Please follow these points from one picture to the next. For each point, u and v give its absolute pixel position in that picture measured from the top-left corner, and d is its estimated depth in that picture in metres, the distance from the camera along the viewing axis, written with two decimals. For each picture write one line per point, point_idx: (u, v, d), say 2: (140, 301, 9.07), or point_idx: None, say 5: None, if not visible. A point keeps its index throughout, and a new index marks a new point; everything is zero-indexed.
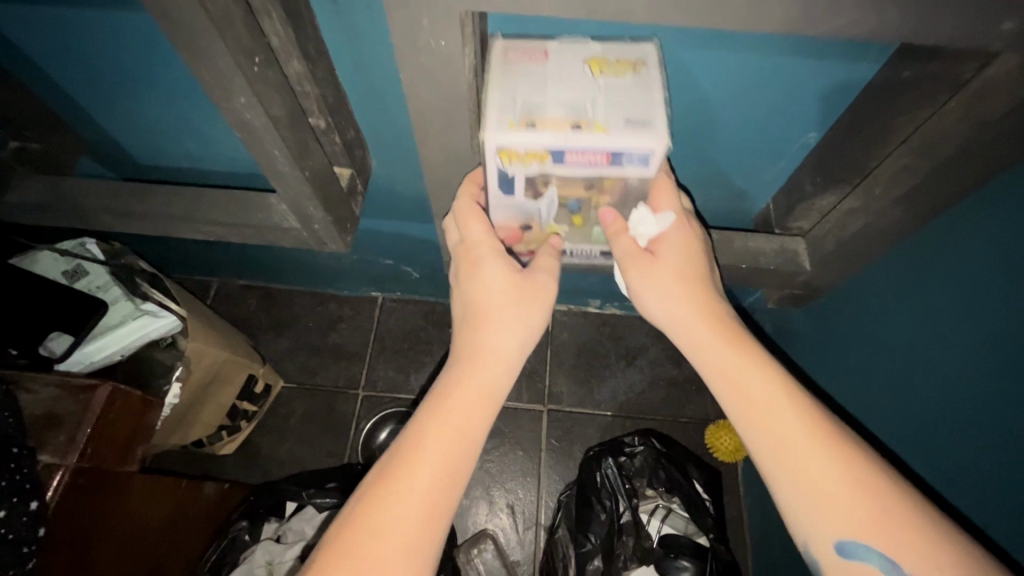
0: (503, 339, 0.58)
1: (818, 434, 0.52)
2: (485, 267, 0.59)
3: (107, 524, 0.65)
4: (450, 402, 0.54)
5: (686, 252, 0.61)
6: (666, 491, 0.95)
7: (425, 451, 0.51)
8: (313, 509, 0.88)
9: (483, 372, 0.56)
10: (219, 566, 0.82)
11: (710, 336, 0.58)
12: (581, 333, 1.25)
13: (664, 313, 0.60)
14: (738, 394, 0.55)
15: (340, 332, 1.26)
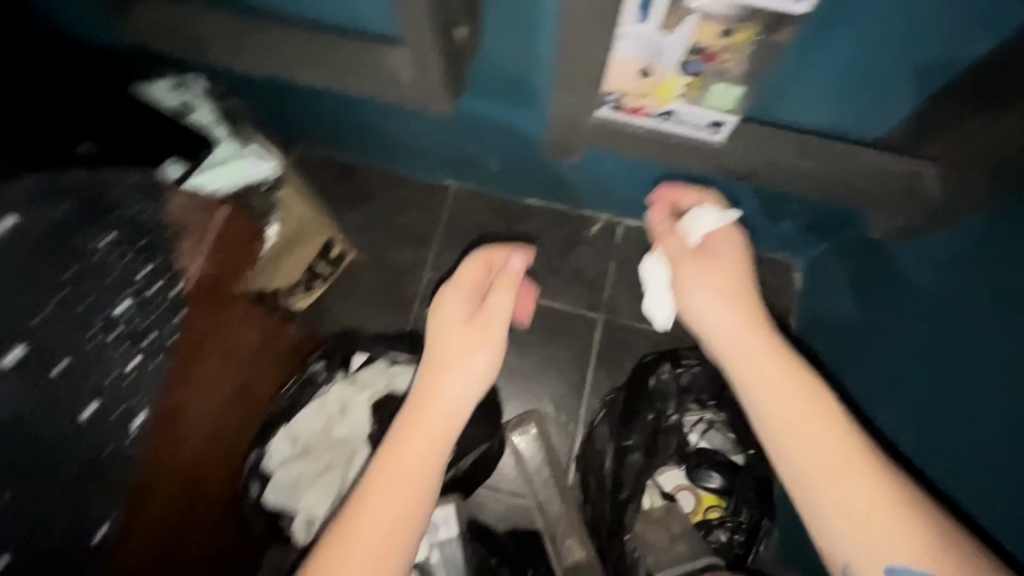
0: (450, 404, 0.72)
1: (833, 423, 0.66)
2: (445, 303, 0.78)
3: (220, 339, 0.72)
4: (413, 455, 0.68)
5: (733, 259, 0.78)
6: (716, 407, 0.97)
7: (408, 453, 0.68)
8: (384, 362, 0.95)
9: (455, 385, 0.73)
10: (297, 398, 0.91)
11: (763, 344, 0.72)
12: (649, 250, 1.24)
13: (705, 313, 0.76)
14: (774, 390, 0.69)
15: (412, 213, 1.28)
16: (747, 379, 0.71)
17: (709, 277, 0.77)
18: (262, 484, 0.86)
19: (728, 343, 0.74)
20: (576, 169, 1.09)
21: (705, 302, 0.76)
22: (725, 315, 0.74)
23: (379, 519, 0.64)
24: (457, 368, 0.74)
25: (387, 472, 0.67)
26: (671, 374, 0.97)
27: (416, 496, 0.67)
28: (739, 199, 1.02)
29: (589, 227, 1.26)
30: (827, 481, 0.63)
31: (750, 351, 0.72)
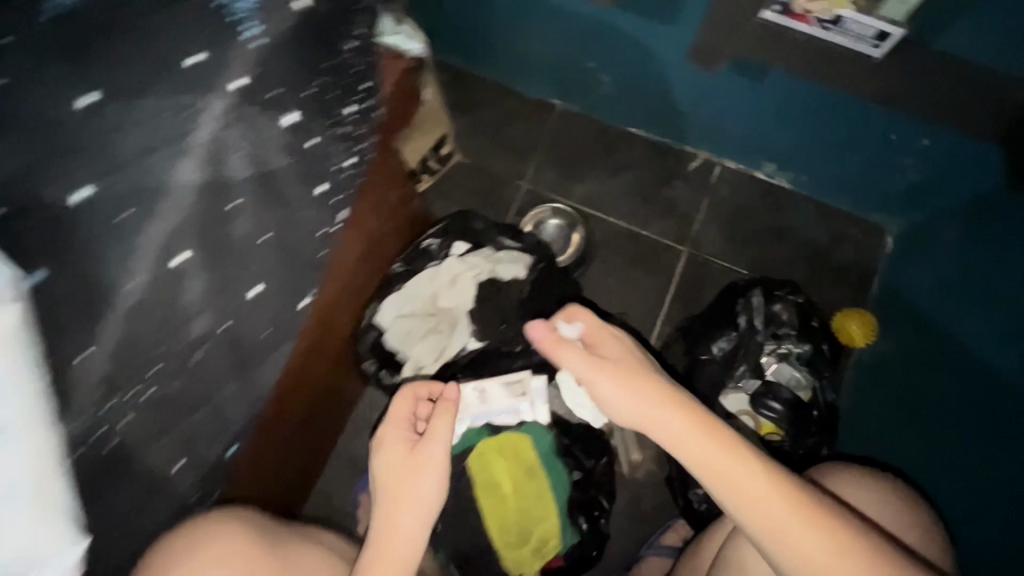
0: (416, 519, 0.68)
1: (761, 463, 0.61)
2: (387, 447, 0.73)
3: (380, 185, 0.81)
4: (398, 536, 0.67)
5: (621, 358, 0.70)
6: (801, 339, 1.01)
7: (387, 555, 0.66)
8: (493, 249, 1.04)
9: (410, 519, 0.68)
10: (413, 264, 1.00)
11: (654, 387, 0.66)
12: (742, 193, 1.27)
13: (655, 430, 0.64)
14: (704, 461, 0.62)
15: (517, 127, 1.34)
16: (681, 444, 0.63)
17: (613, 381, 0.67)
18: (377, 333, 0.96)
19: (666, 431, 0.64)
20: (692, 96, 1.12)
21: (610, 386, 0.67)
22: (621, 404, 0.66)
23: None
24: (410, 497, 0.69)
25: (381, 558, 0.66)
26: (761, 301, 1.02)
27: (415, 514, 0.68)
28: (853, 143, 1.05)
29: (686, 164, 1.29)
30: (794, 530, 0.58)
31: (661, 422, 0.64)
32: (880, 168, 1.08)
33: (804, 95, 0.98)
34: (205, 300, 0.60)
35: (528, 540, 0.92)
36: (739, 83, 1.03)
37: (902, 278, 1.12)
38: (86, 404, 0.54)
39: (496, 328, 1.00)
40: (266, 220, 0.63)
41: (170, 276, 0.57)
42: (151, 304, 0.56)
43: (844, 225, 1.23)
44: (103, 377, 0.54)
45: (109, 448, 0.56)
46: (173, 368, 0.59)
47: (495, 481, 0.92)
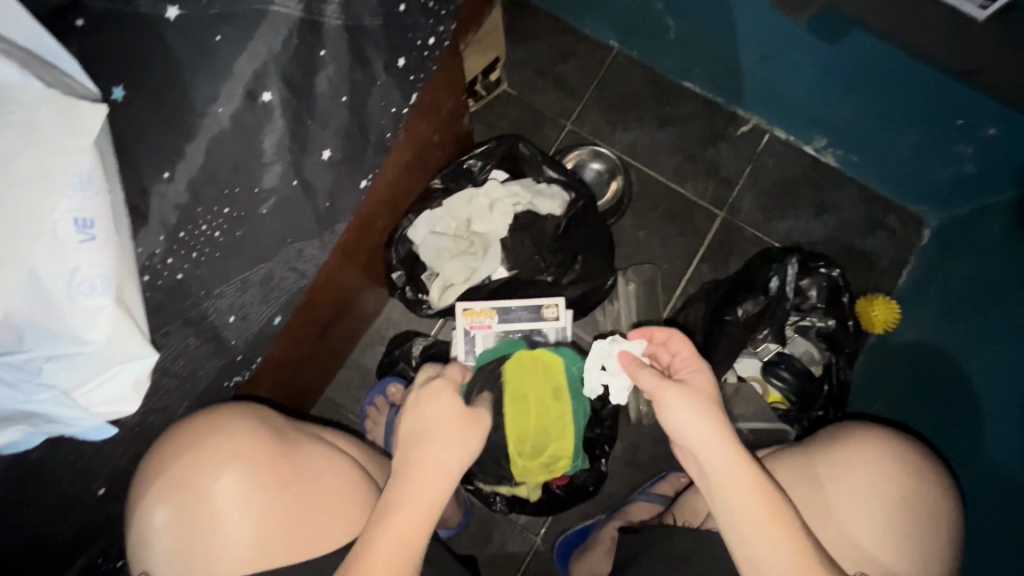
0: (446, 457, 0.61)
1: (786, 515, 0.58)
2: (429, 402, 0.65)
3: (439, 88, 0.78)
4: (419, 478, 0.60)
5: (706, 392, 0.65)
6: (826, 314, 1.02)
7: (410, 494, 0.59)
8: (534, 180, 1.01)
9: (442, 465, 0.61)
10: (452, 183, 0.99)
11: (720, 428, 0.62)
12: (787, 164, 1.24)
13: (693, 449, 0.63)
14: (737, 502, 0.59)
15: (568, 64, 1.30)
16: (725, 480, 0.60)
17: (683, 411, 0.63)
18: (410, 246, 0.98)
19: (714, 460, 0.61)
20: (757, 54, 1.09)
21: (684, 415, 0.63)
22: (673, 423, 0.64)
23: (401, 528, 0.57)
24: (444, 452, 0.61)
25: (402, 510, 0.58)
26: (798, 272, 1.00)
27: (435, 461, 0.61)
28: (912, 124, 1.02)
29: (737, 127, 1.26)
30: None
31: (714, 453, 0.61)
32: (933, 155, 1.04)
33: (869, 63, 0.96)
34: (282, 146, 0.57)
35: (540, 456, 0.90)
36: (805, 44, 1.00)
37: (936, 275, 1.09)
38: (161, 225, 0.53)
39: (527, 259, 0.98)
40: (344, 81, 0.59)
41: (253, 108, 0.53)
42: (236, 134, 0.53)
43: (884, 211, 1.21)
44: (183, 202, 0.53)
45: (176, 279, 0.56)
46: (239, 216, 0.57)
47: (523, 392, 0.91)
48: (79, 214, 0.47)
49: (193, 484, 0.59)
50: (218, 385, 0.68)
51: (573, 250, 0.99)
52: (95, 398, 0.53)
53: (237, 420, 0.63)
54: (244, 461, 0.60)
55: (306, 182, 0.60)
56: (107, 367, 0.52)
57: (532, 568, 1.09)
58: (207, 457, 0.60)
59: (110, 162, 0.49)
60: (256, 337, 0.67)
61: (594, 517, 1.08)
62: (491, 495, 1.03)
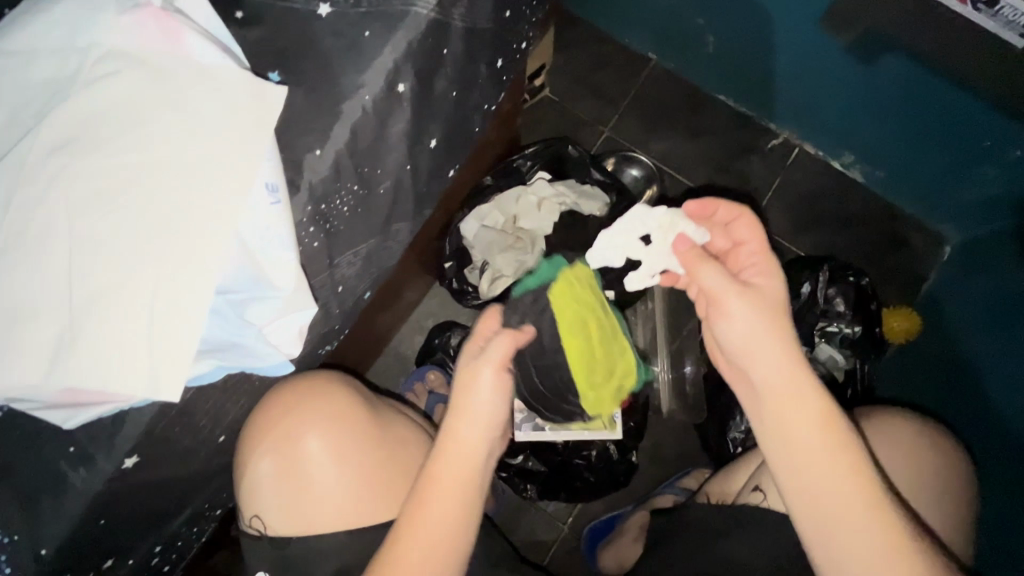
0: (481, 427, 0.61)
1: (849, 455, 0.58)
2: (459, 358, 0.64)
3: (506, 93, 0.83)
4: (460, 445, 0.60)
5: (771, 314, 0.61)
6: (852, 321, 1.06)
7: (451, 462, 0.60)
8: (580, 182, 1.06)
9: (471, 423, 0.60)
10: (503, 180, 1.04)
11: (785, 348, 0.60)
12: (814, 178, 1.29)
13: (752, 365, 0.61)
14: (789, 432, 0.60)
15: (608, 73, 1.35)
16: (783, 406, 0.60)
17: (747, 318, 0.60)
18: (461, 238, 1.03)
19: (775, 381, 0.60)
20: (794, 72, 1.14)
21: (745, 321, 0.61)
22: (739, 338, 0.61)
23: (445, 494, 0.59)
24: (468, 408, 0.60)
25: (444, 478, 0.59)
26: (829, 279, 1.07)
27: (479, 428, 0.61)
28: (938, 145, 1.07)
29: (768, 140, 1.31)
30: (844, 521, 0.57)
31: (776, 376, 0.60)
32: (957, 177, 1.10)
33: (900, 89, 1.02)
34: (405, 134, 0.63)
35: (611, 378, 0.71)
36: (846, 66, 1.05)
37: (954, 286, 1.15)
38: (310, 195, 0.59)
39: (572, 255, 1.02)
40: (456, 77, 0.66)
41: (390, 98, 0.60)
42: (375, 119, 0.60)
43: (906, 227, 1.26)
44: (328, 174, 0.59)
45: (312, 247, 0.61)
46: (365, 194, 0.63)
47: (576, 325, 0.68)
48: (270, 180, 0.56)
49: (295, 447, 0.63)
50: (313, 352, 0.73)
51: (617, 250, 1.04)
52: (273, 336, 0.61)
53: (325, 386, 0.66)
54: (335, 430, 0.64)
55: (415, 166, 0.67)
56: (284, 313, 0.60)
57: (560, 554, 1.13)
58: (302, 424, 0.64)
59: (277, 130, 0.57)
60: (351, 309, 0.72)
61: (621, 508, 1.12)
62: (522, 483, 1.07)
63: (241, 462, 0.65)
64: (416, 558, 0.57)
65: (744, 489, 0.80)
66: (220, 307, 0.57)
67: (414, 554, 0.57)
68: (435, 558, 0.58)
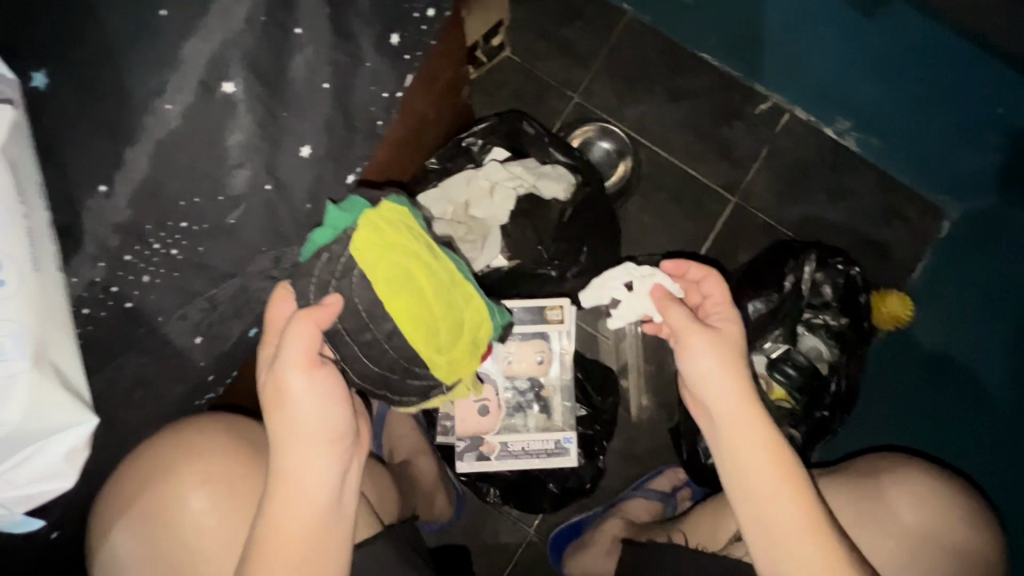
0: (320, 448, 0.53)
1: (798, 488, 0.59)
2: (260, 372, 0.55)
3: (434, 61, 0.70)
4: (298, 480, 0.52)
5: (730, 353, 0.65)
6: (837, 312, 0.96)
7: (290, 499, 0.52)
8: (537, 162, 0.93)
9: (302, 438, 0.53)
10: (450, 162, 0.92)
11: (740, 379, 0.64)
12: (805, 146, 1.16)
13: (708, 394, 0.64)
14: (746, 449, 0.61)
15: (576, 28, 1.19)
16: (735, 427, 0.62)
17: (713, 348, 0.64)
18: None
19: (730, 409, 0.63)
20: (784, 25, 1.00)
21: (706, 350, 0.64)
22: (696, 372, 0.65)
23: (288, 539, 0.51)
24: (289, 424, 0.52)
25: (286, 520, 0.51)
26: (815, 269, 0.96)
27: (317, 455, 0.53)
28: (944, 109, 0.94)
29: (755, 105, 1.17)
30: (794, 536, 0.58)
31: (730, 406, 0.63)
32: (963, 145, 0.97)
33: (886, 39, 0.90)
34: (250, 142, 0.52)
35: (461, 335, 0.60)
36: (837, 17, 0.93)
37: (947, 278, 1.05)
38: (98, 249, 0.50)
39: (529, 248, 0.90)
40: (319, 60, 0.53)
41: (211, 100, 0.49)
42: (192, 131, 0.49)
43: (904, 201, 1.14)
44: (125, 220, 0.49)
45: (126, 307, 0.53)
46: (207, 227, 0.54)
47: (401, 279, 0.56)
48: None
49: (159, 515, 0.54)
50: (197, 393, 0.62)
51: (579, 241, 0.92)
52: (15, 479, 0.47)
53: (191, 437, 0.57)
54: (209, 486, 0.55)
55: (281, 184, 0.56)
56: (30, 443, 0.46)
57: (522, 561, 1.07)
58: (164, 486, 0.55)
59: (28, 168, 0.44)
60: (224, 350, 0.61)
61: (588, 511, 1.06)
62: (482, 486, 0.99)
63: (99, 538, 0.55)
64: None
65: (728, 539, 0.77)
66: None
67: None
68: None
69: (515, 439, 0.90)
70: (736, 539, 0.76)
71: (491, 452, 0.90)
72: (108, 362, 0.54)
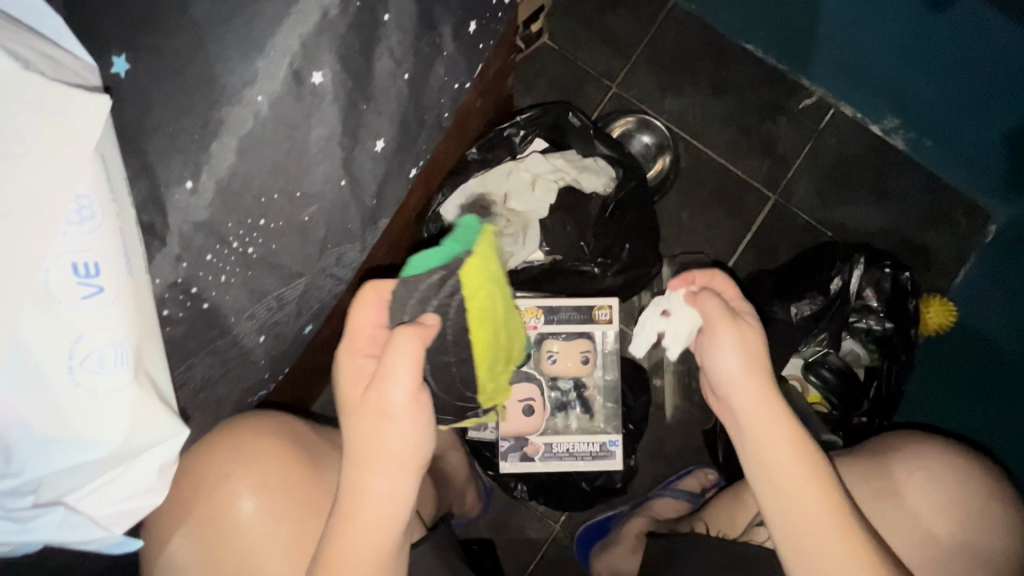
0: (399, 463, 0.51)
1: (829, 488, 0.55)
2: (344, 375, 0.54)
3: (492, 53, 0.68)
4: (373, 496, 0.51)
5: (750, 346, 0.60)
6: (884, 318, 0.94)
7: (365, 514, 0.51)
8: (580, 155, 0.90)
9: (385, 454, 0.51)
10: (490, 152, 0.89)
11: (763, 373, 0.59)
12: (850, 143, 1.13)
13: (732, 393, 0.59)
14: (778, 463, 0.56)
15: (617, 15, 1.16)
16: (760, 423, 0.57)
17: (736, 343, 0.59)
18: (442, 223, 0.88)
19: (752, 405, 0.58)
20: (841, 16, 0.96)
21: (730, 346, 0.59)
22: (719, 372, 0.60)
23: (355, 555, 0.50)
24: (373, 438, 0.51)
25: (357, 533, 0.51)
26: (864, 273, 0.94)
27: (397, 476, 0.52)
28: (1003, 111, 0.90)
29: (800, 99, 1.14)
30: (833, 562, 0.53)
31: (755, 403, 0.58)
32: (1020, 151, 0.93)
33: (946, 43, 0.87)
34: (334, 138, 0.50)
35: (510, 364, 0.66)
36: (908, 15, 0.88)
37: (992, 278, 1.02)
38: (185, 249, 0.47)
39: (570, 245, 0.88)
40: (406, 54, 0.51)
41: (299, 92, 0.47)
42: (277, 124, 0.47)
43: (951, 203, 1.10)
44: (204, 217, 0.47)
45: (203, 308, 0.49)
46: (280, 226, 0.50)
47: (490, 309, 0.59)
48: (78, 258, 0.43)
49: (219, 523, 0.54)
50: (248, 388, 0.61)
51: (621, 236, 0.89)
52: (108, 496, 0.45)
53: (247, 441, 0.56)
54: (268, 491, 0.55)
55: (355, 180, 0.53)
56: (116, 466, 0.45)
57: (548, 557, 1.07)
58: (223, 496, 0.54)
59: (118, 172, 0.45)
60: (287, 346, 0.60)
61: (615, 509, 1.05)
62: (511, 482, 0.99)
63: (150, 551, 0.54)
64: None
65: (750, 523, 0.77)
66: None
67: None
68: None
69: (561, 440, 0.88)
70: (755, 523, 0.76)
71: (536, 453, 0.88)
72: (177, 367, 0.50)
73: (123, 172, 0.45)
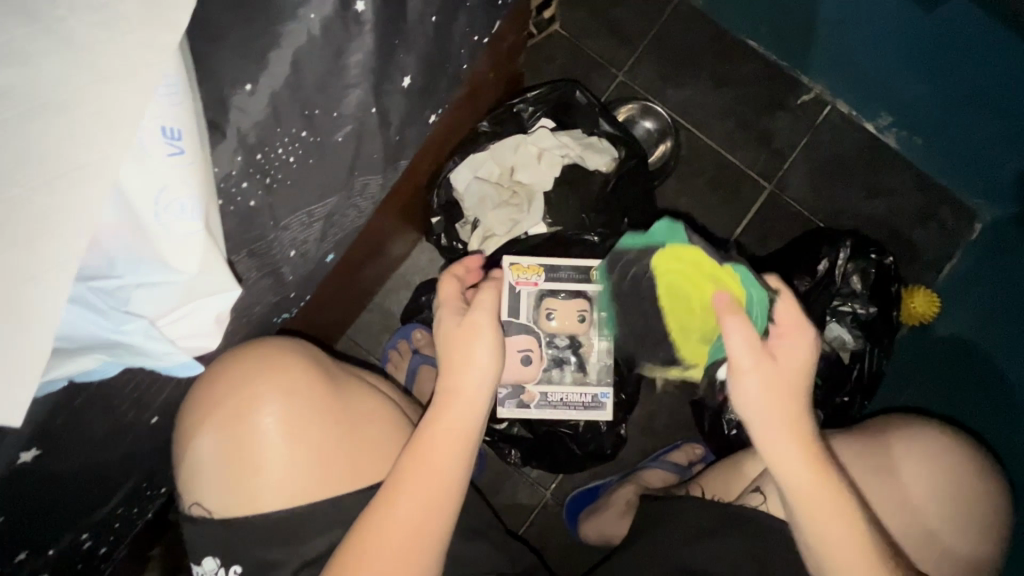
0: (477, 379, 0.59)
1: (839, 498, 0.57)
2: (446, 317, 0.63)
3: (507, 22, 0.73)
4: (451, 393, 0.59)
5: (795, 377, 0.59)
6: (868, 301, 0.98)
7: (446, 420, 0.58)
8: (584, 134, 0.95)
9: (469, 382, 0.59)
10: (499, 124, 0.93)
11: (796, 433, 0.58)
12: (845, 139, 1.18)
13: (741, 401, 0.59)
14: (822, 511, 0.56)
15: (626, 8, 1.21)
16: (807, 494, 0.56)
17: (792, 356, 0.59)
18: (452, 191, 0.94)
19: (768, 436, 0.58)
20: (839, 17, 1.01)
21: (792, 366, 0.59)
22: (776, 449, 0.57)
23: (439, 454, 0.56)
24: (464, 364, 0.59)
25: (439, 443, 0.57)
26: (851, 257, 0.98)
27: (472, 404, 0.59)
28: (986, 110, 0.95)
29: (798, 95, 1.19)
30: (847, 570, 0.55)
31: (825, 509, 0.56)
32: (1006, 151, 0.98)
33: (938, 42, 0.92)
34: (368, 67, 0.53)
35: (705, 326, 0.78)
36: (900, 13, 0.93)
37: (978, 272, 1.06)
38: (239, 143, 0.49)
39: (572, 217, 0.93)
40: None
41: (344, 18, 0.50)
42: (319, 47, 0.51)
43: (939, 201, 1.15)
44: (262, 117, 0.49)
45: (247, 206, 0.52)
46: (316, 142, 0.53)
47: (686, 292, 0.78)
48: (166, 121, 0.42)
49: (241, 427, 0.57)
50: (268, 322, 0.65)
51: (621, 211, 0.94)
52: (178, 329, 0.47)
53: (270, 351, 0.60)
54: (296, 399, 0.58)
55: (382, 110, 0.57)
56: (185, 305, 0.47)
57: (539, 520, 1.11)
58: (249, 402, 0.58)
59: (189, 60, 0.45)
60: (308, 274, 0.64)
61: (605, 478, 1.09)
62: (506, 447, 1.04)
63: (180, 441, 0.59)
64: (406, 524, 0.54)
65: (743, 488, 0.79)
66: (86, 291, 0.44)
67: (409, 511, 0.54)
68: (431, 515, 0.54)
69: (555, 390, 0.91)
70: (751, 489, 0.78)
71: (531, 400, 0.91)
72: None
73: (191, 63, 0.46)
